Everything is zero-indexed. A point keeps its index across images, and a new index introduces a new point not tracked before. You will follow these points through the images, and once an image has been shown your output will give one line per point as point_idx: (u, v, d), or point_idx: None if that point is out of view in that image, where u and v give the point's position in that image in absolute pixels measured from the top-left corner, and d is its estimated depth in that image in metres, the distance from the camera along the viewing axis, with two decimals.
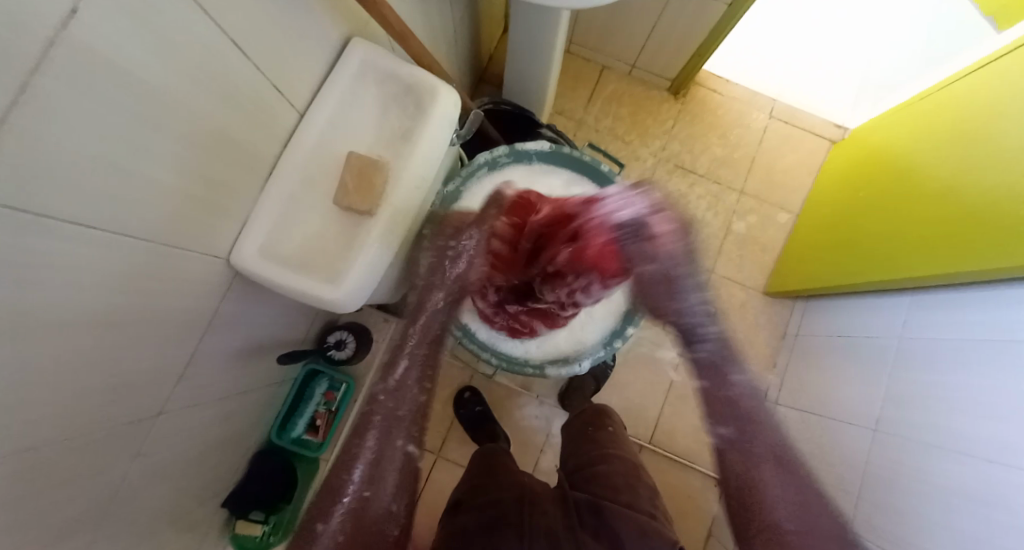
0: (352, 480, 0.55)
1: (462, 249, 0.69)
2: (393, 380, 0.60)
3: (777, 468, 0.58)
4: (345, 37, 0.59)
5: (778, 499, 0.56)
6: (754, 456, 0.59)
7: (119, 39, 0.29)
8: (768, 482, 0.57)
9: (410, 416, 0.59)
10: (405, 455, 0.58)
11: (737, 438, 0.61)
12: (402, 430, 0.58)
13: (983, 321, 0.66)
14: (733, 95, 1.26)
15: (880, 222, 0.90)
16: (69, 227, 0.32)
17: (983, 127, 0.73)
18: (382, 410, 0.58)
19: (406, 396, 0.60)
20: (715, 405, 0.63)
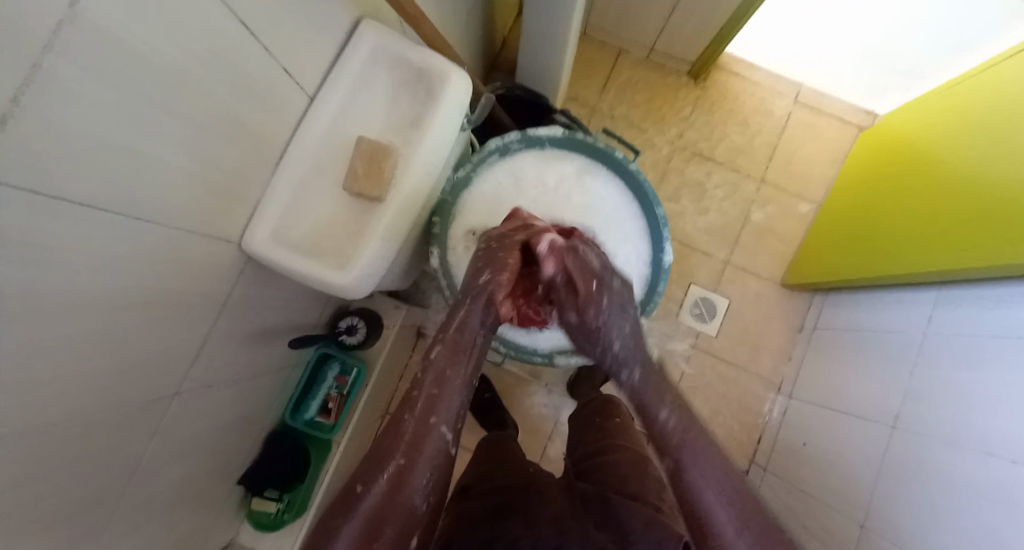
0: (393, 455, 0.49)
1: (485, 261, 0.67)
2: (434, 364, 0.58)
3: (721, 493, 0.50)
4: (354, 19, 0.58)
5: (726, 521, 0.48)
6: (693, 481, 0.52)
7: (127, 20, 0.29)
8: (712, 507, 0.49)
9: (450, 401, 0.55)
10: (442, 437, 0.52)
11: (673, 464, 0.54)
12: (443, 410, 0.54)
13: (1011, 317, 0.63)
14: (755, 81, 1.22)
15: (906, 213, 0.86)
16: (82, 209, 0.32)
17: (1017, 114, 0.69)
18: (426, 393, 0.55)
19: (447, 380, 0.57)
20: (656, 436, 0.58)
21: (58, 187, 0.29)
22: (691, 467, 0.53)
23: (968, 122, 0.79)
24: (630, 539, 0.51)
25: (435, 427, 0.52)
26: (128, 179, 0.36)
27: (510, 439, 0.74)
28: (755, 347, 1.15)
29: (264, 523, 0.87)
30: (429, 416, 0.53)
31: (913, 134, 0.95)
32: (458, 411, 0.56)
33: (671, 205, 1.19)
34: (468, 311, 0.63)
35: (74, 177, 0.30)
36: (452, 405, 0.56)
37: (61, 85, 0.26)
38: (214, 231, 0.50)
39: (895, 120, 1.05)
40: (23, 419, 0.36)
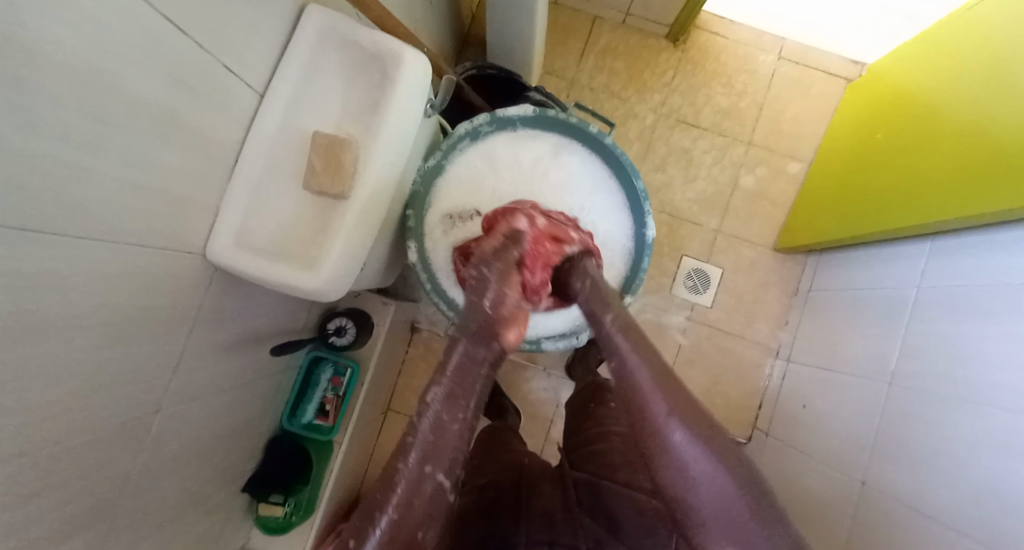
0: (384, 508, 0.40)
1: (489, 278, 0.59)
2: (428, 405, 0.46)
3: (655, 376, 0.46)
4: (299, 5, 0.55)
5: (654, 396, 0.45)
6: (631, 371, 0.48)
7: (60, 34, 0.27)
8: (644, 387, 0.46)
9: (452, 447, 0.45)
10: (439, 486, 0.42)
11: (618, 369, 0.50)
12: (442, 459, 0.43)
13: (1008, 265, 0.61)
14: (737, 38, 1.17)
15: (897, 166, 0.83)
16: (38, 236, 0.31)
17: (1006, 51, 0.66)
18: (419, 435, 0.44)
19: (444, 425, 0.45)
20: (603, 340, 0.55)
21: (12, 217, 0.28)
22: (628, 353, 0.50)
23: (959, 62, 0.75)
24: (623, 532, 0.51)
25: (433, 478, 0.42)
26: (82, 201, 0.34)
27: (507, 430, 0.74)
28: (752, 314, 1.14)
29: (273, 525, 0.88)
30: (426, 464, 0.42)
31: (902, 81, 0.91)
32: (460, 457, 0.45)
33: (657, 176, 1.17)
34: (464, 346, 0.51)
35: (28, 204, 0.29)
36: (452, 451, 0.45)
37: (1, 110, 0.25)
38: (177, 242, 0.48)
39: (883, 68, 1.01)
40: (12, 451, 0.35)
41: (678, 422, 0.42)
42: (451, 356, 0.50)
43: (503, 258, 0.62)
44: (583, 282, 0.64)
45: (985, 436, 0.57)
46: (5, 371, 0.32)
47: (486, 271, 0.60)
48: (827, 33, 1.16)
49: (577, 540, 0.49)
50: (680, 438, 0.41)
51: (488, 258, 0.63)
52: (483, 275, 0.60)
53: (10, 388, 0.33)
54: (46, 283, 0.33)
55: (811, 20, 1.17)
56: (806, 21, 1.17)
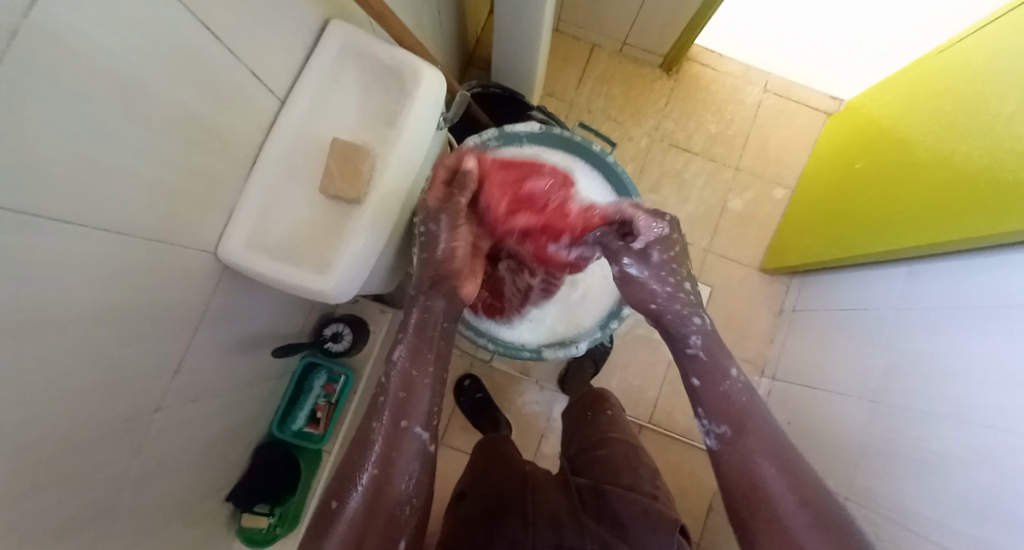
0: (365, 466, 0.50)
1: (440, 231, 0.64)
2: (398, 367, 0.57)
3: (786, 475, 0.52)
4: (322, 19, 0.57)
5: (784, 495, 0.50)
6: (749, 451, 0.54)
7: (89, 28, 0.28)
8: (772, 485, 0.51)
9: (418, 402, 0.55)
10: (416, 438, 0.53)
11: (732, 437, 0.56)
12: (412, 415, 0.54)
13: (984, 288, 0.65)
14: (726, 70, 1.24)
15: (874, 195, 0.89)
16: (54, 224, 0.31)
17: (977, 94, 0.72)
18: (392, 397, 0.55)
19: (415, 381, 0.56)
20: (715, 400, 0.59)
21: (28, 199, 0.28)
22: (754, 439, 0.55)
23: (932, 102, 0.82)
24: (630, 534, 0.55)
25: (409, 431, 0.53)
26: (97, 191, 0.34)
27: (505, 440, 0.75)
28: (740, 332, 1.18)
29: (256, 538, 0.84)
30: (399, 422, 0.53)
31: (878, 118, 0.98)
32: (431, 409, 0.56)
33: (650, 196, 1.21)
34: (423, 302, 0.62)
35: (43, 190, 0.29)
36: (419, 404, 0.55)
37: (21, 95, 0.25)
38: (189, 239, 0.49)
39: (861, 104, 1.08)
40: (12, 440, 0.35)
41: (805, 523, 0.48)
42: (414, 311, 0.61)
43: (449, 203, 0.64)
44: (697, 335, 0.63)
45: (960, 449, 0.60)
46: (10, 357, 0.32)
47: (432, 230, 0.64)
48: (809, 70, 1.24)
49: (582, 540, 0.53)
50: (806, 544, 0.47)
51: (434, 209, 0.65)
52: (431, 231, 0.64)
53: (13, 376, 0.33)
54: (51, 273, 0.33)
55: (794, 58, 1.24)
56: (790, 58, 1.25)
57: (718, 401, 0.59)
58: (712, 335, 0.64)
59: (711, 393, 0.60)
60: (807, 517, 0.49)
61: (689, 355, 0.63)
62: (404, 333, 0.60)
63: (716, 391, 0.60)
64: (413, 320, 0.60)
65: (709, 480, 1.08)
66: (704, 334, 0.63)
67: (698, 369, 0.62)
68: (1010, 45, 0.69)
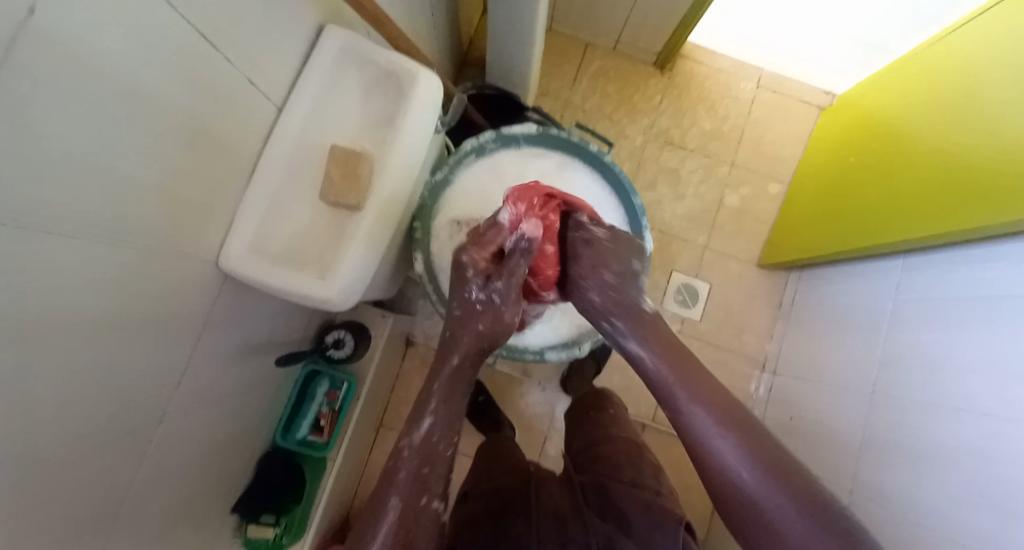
0: (375, 542, 0.47)
1: (496, 303, 0.61)
2: (419, 437, 0.53)
3: (726, 433, 0.48)
4: (319, 24, 0.58)
5: (729, 453, 0.47)
6: (693, 421, 0.50)
7: (89, 34, 0.28)
8: (719, 449, 0.47)
9: (437, 474, 0.52)
10: (435, 511, 0.50)
11: (674, 414, 0.52)
12: (429, 487, 0.51)
13: (981, 278, 0.66)
14: (719, 67, 1.25)
15: (868, 188, 0.91)
16: (52, 234, 0.31)
17: (970, 86, 0.73)
18: (409, 470, 0.51)
19: (437, 453, 0.53)
20: (653, 385, 0.55)
21: (27, 206, 0.28)
22: (689, 403, 0.51)
23: (930, 92, 0.82)
24: (632, 528, 0.55)
25: (425, 506, 0.50)
26: (99, 197, 0.34)
27: (506, 439, 0.75)
28: (739, 328, 1.18)
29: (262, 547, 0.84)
30: (417, 496, 0.50)
31: (871, 112, 0.99)
32: (448, 478, 0.53)
33: (647, 194, 1.21)
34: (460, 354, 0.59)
35: (51, 199, 0.30)
36: (439, 475, 0.52)
37: (21, 101, 0.25)
38: (192, 248, 0.49)
39: (855, 97, 1.08)
40: (17, 450, 0.34)
41: (756, 479, 0.45)
42: (439, 376, 0.58)
43: (506, 272, 0.62)
44: (617, 318, 0.61)
45: (967, 440, 0.60)
46: (13, 368, 0.31)
47: (490, 294, 0.62)
48: (801, 64, 1.25)
49: (587, 536, 0.53)
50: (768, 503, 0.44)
51: (492, 274, 0.63)
52: (490, 299, 0.62)
53: (18, 386, 0.32)
54: (53, 285, 0.32)
55: (786, 52, 1.25)
56: (782, 54, 1.25)
57: (653, 382, 0.55)
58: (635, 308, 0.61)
59: (647, 377, 0.56)
60: (763, 477, 0.45)
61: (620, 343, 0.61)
62: (425, 403, 0.56)
63: (647, 371, 0.56)
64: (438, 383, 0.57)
65: None
66: (624, 311, 0.61)
67: (630, 353, 0.59)
68: (1001, 39, 0.70)
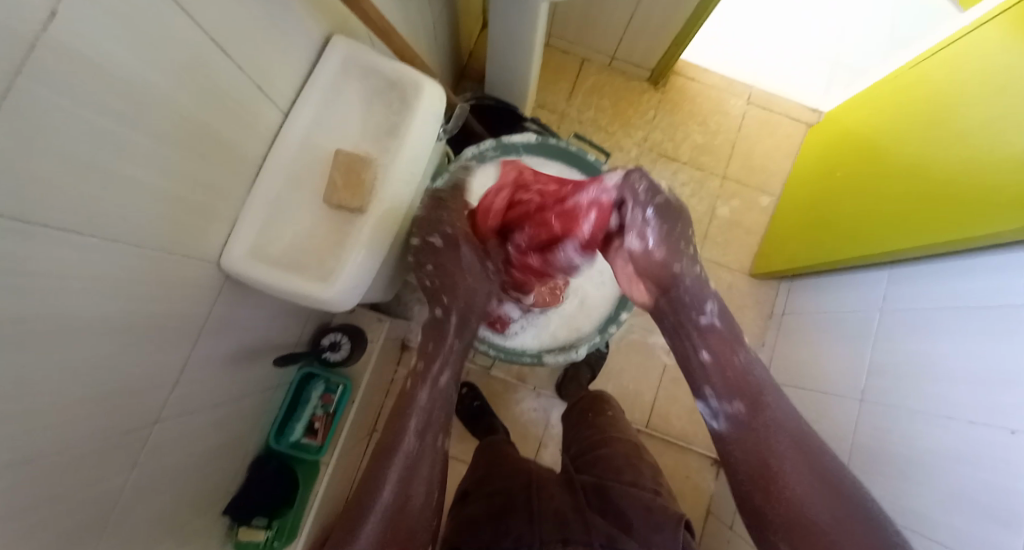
0: (390, 474, 0.54)
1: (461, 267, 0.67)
2: (427, 380, 0.59)
3: (796, 455, 0.52)
4: (325, 35, 0.59)
5: (802, 479, 0.51)
6: (769, 438, 0.54)
7: (99, 41, 0.29)
8: (791, 472, 0.52)
9: (442, 413, 0.59)
10: (437, 450, 0.57)
11: (746, 417, 0.55)
12: (435, 426, 0.57)
13: (966, 290, 0.68)
14: (711, 83, 1.28)
15: (853, 202, 0.94)
16: (54, 232, 0.31)
17: (950, 110, 0.77)
18: (419, 411, 0.57)
19: (445, 395, 0.59)
20: (727, 377, 0.58)
21: (29, 205, 0.28)
22: (775, 425, 0.54)
23: (915, 109, 0.85)
24: (634, 529, 0.57)
25: (432, 442, 0.57)
26: (99, 198, 0.35)
27: (505, 441, 0.76)
28: None
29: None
30: (424, 435, 0.56)
31: (856, 130, 1.03)
32: (449, 418, 0.60)
33: None
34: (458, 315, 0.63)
35: (52, 197, 0.30)
36: (443, 416, 0.59)
37: (31, 102, 0.26)
38: (194, 248, 0.49)
39: (841, 115, 1.12)
40: (7, 448, 0.34)
41: (822, 508, 0.50)
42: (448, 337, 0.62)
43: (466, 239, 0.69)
44: (713, 303, 0.59)
45: (954, 447, 0.62)
46: (10, 365, 0.32)
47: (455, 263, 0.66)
48: (790, 82, 1.29)
49: (589, 536, 0.54)
50: (824, 515, 0.49)
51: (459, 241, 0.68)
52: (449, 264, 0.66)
53: (15, 383, 0.33)
54: (51, 283, 0.33)
55: (775, 71, 1.29)
56: (771, 72, 1.29)
57: (732, 378, 0.57)
58: (725, 305, 0.60)
59: (723, 369, 0.58)
60: (826, 505, 0.50)
61: (703, 326, 0.59)
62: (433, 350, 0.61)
63: (732, 367, 0.58)
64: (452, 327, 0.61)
65: (705, 482, 1.09)
66: (719, 302, 0.59)
67: (714, 342, 0.59)
68: (980, 67, 0.74)
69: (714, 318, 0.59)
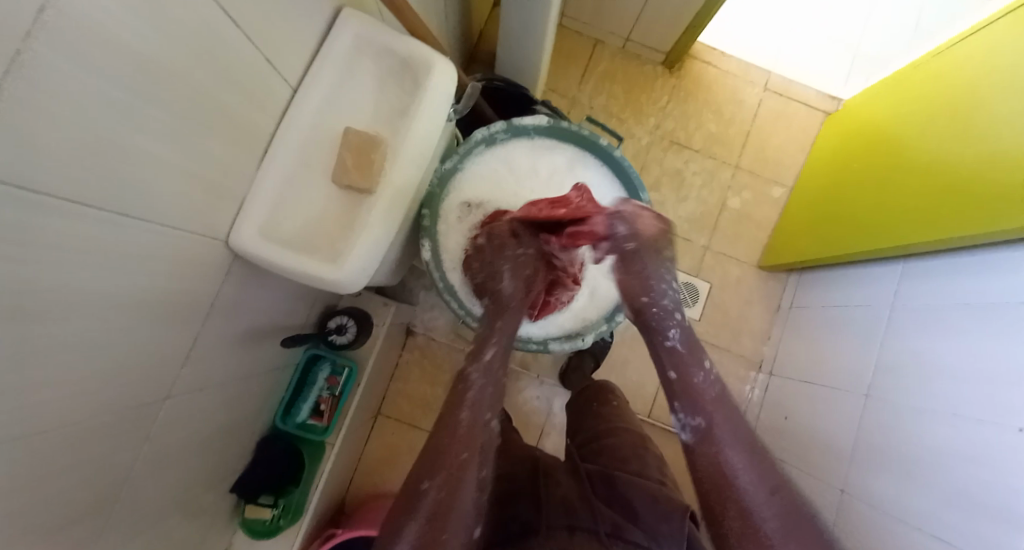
0: (451, 452, 0.53)
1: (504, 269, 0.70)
2: (483, 362, 0.61)
3: (749, 463, 0.54)
4: (336, 9, 0.58)
5: (752, 487, 0.53)
6: (721, 446, 0.56)
7: (113, 10, 0.28)
8: (742, 480, 0.53)
9: (495, 397, 0.59)
10: (489, 427, 0.57)
11: (705, 430, 0.58)
12: (488, 406, 0.58)
13: (981, 284, 0.67)
14: (727, 70, 1.25)
15: (867, 194, 0.92)
16: (65, 208, 0.31)
17: (973, 98, 0.74)
18: (476, 388, 0.59)
19: (498, 378, 0.61)
20: (691, 392, 0.61)
21: (40, 176, 0.28)
22: (729, 439, 0.56)
23: (930, 101, 0.83)
24: (641, 519, 0.57)
25: (485, 420, 0.57)
26: (110, 173, 0.34)
27: (511, 428, 0.76)
28: (737, 330, 1.19)
29: (259, 530, 0.86)
30: (479, 412, 0.57)
31: (872, 121, 1.00)
32: (498, 401, 0.59)
33: (651, 195, 1.22)
34: (505, 314, 0.68)
35: (64, 174, 0.29)
36: (496, 399, 0.59)
37: (44, 68, 0.25)
38: (205, 227, 0.49)
39: (857, 105, 1.10)
40: (16, 424, 0.34)
41: (772, 517, 0.51)
42: (494, 323, 0.67)
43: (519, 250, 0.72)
44: (677, 330, 0.65)
45: (958, 442, 0.62)
46: (21, 341, 0.31)
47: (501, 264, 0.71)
48: (809, 70, 1.26)
49: (596, 524, 0.54)
50: (777, 534, 0.50)
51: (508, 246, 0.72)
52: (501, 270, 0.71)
53: (23, 360, 0.32)
54: (62, 259, 0.32)
55: (793, 58, 1.26)
56: (789, 60, 1.26)
57: (695, 395, 0.60)
58: (689, 333, 0.66)
59: (687, 387, 0.61)
60: (776, 511, 0.51)
61: (667, 347, 0.64)
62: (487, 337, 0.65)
63: (691, 383, 0.61)
64: (496, 323, 0.66)
65: None
66: (682, 329, 0.66)
67: (677, 361, 0.63)
68: (1004, 55, 0.71)
69: (677, 341, 0.65)
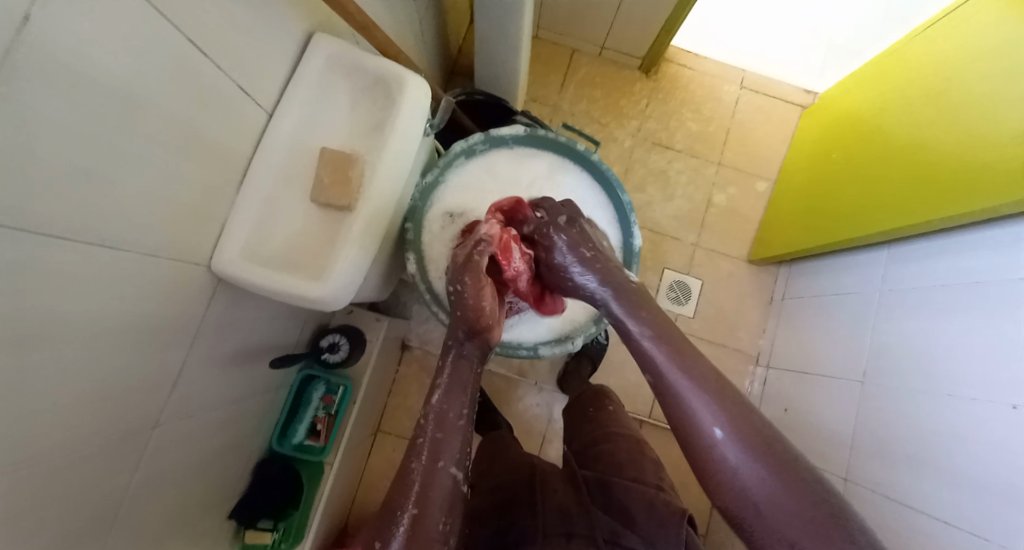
0: (404, 506, 0.49)
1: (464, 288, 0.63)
2: (433, 406, 0.56)
3: (708, 404, 0.43)
4: (308, 31, 0.59)
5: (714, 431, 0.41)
6: (675, 396, 0.45)
7: (87, 43, 0.29)
8: (707, 432, 0.41)
9: (453, 441, 0.53)
10: (451, 477, 0.51)
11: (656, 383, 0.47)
12: (447, 451, 0.52)
13: (972, 265, 0.67)
14: (703, 70, 1.27)
15: (852, 182, 0.93)
16: (46, 239, 0.31)
17: (952, 81, 0.75)
18: (429, 437, 0.53)
19: (451, 422, 0.54)
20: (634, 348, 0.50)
21: (22, 206, 0.28)
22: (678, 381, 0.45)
23: (908, 87, 0.84)
24: (637, 525, 0.57)
25: (445, 468, 0.51)
26: (96, 202, 0.35)
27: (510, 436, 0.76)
28: (732, 324, 1.19)
29: None
30: (435, 461, 0.51)
31: (849, 112, 1.02)
32: (466, 449, 0.54)
33: (637, 195, 1.23)
34: (457, 349, 0.61)
35: (47, 204, 0.30)
36: (452, 443, 0.53)
37: (20, 102, 0.25)
38: (186, 252, 0.49)
39: (834, 96, 1.11)
40: (9, 452, 0.34)
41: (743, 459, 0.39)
42: (445, 358, 0.60)
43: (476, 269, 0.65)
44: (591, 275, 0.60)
45: (958, 425, 0.61)
46: (11, 370, 0.32)
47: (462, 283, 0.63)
48: (784, 65, 1.28)
49: (592, 531, 0.53)
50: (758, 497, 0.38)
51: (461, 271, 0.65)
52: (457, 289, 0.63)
53: (15, 388, 0.33)
54: (47, 287, 0.33)
55: (767, 55, 1.28)
56: (764, 57, 1.28)
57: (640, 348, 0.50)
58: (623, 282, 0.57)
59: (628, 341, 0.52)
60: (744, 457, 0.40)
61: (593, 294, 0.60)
62: (437, 380, 0.58)
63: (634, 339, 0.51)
64: (446, 360, 0.60)
65: None
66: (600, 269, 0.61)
67: (611, 313, 0.56)
68: (979, 39, 0.72)
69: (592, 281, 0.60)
